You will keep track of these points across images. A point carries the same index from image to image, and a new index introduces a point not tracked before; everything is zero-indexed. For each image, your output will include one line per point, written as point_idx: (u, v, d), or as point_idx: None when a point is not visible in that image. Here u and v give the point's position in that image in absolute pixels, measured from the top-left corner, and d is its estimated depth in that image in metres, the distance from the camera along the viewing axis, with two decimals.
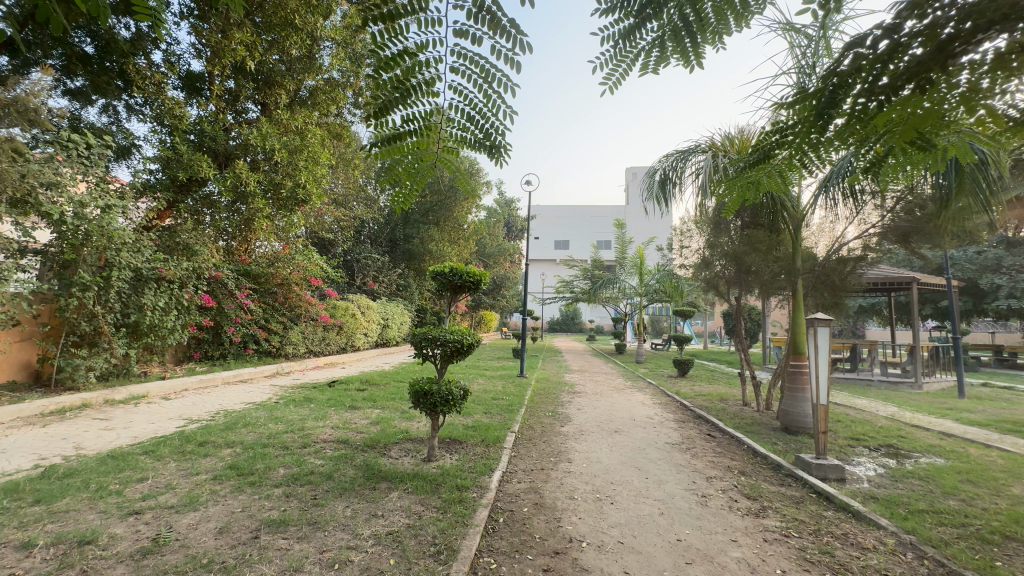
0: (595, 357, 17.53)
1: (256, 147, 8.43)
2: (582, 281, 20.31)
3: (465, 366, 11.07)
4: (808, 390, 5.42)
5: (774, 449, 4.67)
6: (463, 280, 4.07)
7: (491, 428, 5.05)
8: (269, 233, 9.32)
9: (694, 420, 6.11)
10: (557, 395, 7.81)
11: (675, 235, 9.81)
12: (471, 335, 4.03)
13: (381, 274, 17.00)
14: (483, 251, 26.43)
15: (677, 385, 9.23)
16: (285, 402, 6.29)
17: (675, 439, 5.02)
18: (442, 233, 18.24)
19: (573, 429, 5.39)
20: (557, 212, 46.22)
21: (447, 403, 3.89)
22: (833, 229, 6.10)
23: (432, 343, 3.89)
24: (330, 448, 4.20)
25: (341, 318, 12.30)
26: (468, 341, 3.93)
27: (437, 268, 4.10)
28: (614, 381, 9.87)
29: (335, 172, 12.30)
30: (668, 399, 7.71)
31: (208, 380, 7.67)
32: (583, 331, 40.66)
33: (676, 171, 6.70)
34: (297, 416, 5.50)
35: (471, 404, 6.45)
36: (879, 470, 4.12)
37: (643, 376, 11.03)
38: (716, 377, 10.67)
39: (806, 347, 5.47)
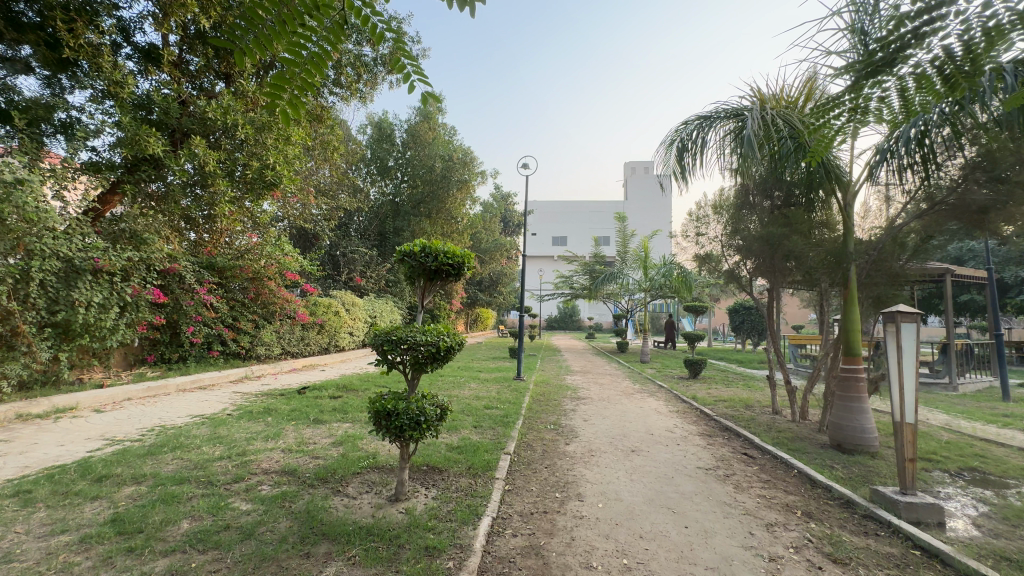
0: (596, 356, 16.61)
1: (216, 123, 7.41)
2: (582, 276, 19.35)
3: (456, 369, 10.11)
4: (865, 400, 4.48)
5: (835, 476, 3.72)
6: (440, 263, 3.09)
7: (480, 451, 4.09)
8: (237, 223, 8.33)
9: (724, 434, 5.15)
10: (559, 402, 6.86)
11: (689, 222, 8.86)
12: (451, 336, 3.09)
13: (369, 269, 16.06)
14: (479, 246, 25.47)
15: (691, 388, 8.29)
16: (239, 415, 5.31)
17: (708, 462, 4.07)
18: (434, 226, 17.26)
19: (581, 449, 4.42)
20: (555, 208, 45.27)
21: (418, 427, 2.92)
22: (886, 208, 5.16)
23: (397, 349, 2.92)
24: (269, 483, 3.23)
25: (323, 316, 11.34)
26: (446, 343, 2.99)
27: (405, 249, 3.11)
28: (621, 384, 8.94)
29: (314, 156, 11.28)
30: (686, 406, 6.75)
31: (157, 387, 6.66)
32: (582, 329, 39.89)
33: (697, 141, 5.76)
34: (245, 434, 4.52)
35: (458, 416, 5.49)
36: (981, 507, 3.19)
37: (651, 377, 10.09)
38: (731, 379, 9.75)
39: (863, 349, 4.53)
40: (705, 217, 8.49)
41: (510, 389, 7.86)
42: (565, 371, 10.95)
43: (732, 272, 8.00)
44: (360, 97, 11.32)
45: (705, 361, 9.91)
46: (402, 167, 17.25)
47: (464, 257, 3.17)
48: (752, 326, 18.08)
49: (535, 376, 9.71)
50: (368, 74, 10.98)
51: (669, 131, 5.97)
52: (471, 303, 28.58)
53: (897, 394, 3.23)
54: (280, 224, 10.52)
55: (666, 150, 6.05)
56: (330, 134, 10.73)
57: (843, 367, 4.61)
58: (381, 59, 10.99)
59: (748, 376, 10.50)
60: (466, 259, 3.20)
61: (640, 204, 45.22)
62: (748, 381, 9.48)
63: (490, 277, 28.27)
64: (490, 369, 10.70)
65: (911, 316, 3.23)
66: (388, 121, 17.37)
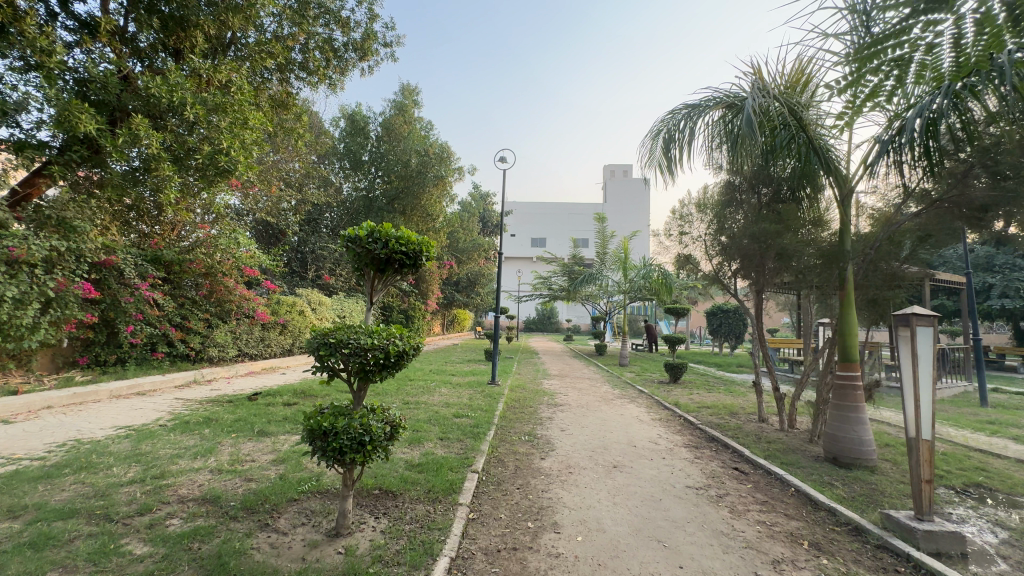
0: (574, 359, 16.28)
1: (162, 103, 6.68)
2: (560, 278, 18.98)
3: (427, 374, 9.55)
4: (863, 411, 4.15)
5: (837, 496, 3.36)
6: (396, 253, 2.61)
7: (443, 470, 3.59)
8: (186, 213, 7.61)
9: (712, 446, 4.78)
10: (534, 410, 6.40)
11: (671, 221, 8.54)
12: (404, 339, 2.58)
13: (338, 267, 15.32)
14: (456, 246, 24.90)
15: (673, 394, 7.96)
16: (171, 428, 4.66)
17: (698, 480, 3.66)
18: (409, 223, 16.63)
19: (558, 465, 3.97)
20: (534, 209, 45.00)
21: (361, 449, 2.40)
22: (881, 205, 4.88)
23: (339, 355, 2.39)
24: (182, 516, 2.67)
25: (285, 316, 10.63)
26: (398, 348, 2.48)
27: (354, 233, 2.60)
28: (600, 389, 8.56)
29: (277, 145, 10.56)
30: (669, 414, 6.38)
31: (85, 393, 5.93)
32: (559, 331, 39.65)
33: (684, 133, 5.40)
34: (172, 450, 3.91)
35: (423, 427, 4.96)
36: (1000, 532, 2.86)
37: (631, 382, 9.73)
38: (712, 384, 9.48)
39: (859, 354, 4.22)
40: (689, 215, 8.17)
41: (483, 395, 7.36)
42: (542, 375, 10.51)
43: (715, 273, 7.71)
44: (329, 85, 10.69)
45: (686, 366, 9.61)
46: (376, 162, 16.59)
47: (424, 248, 2.69)
48: (729, 329, 18.04)
49: (511, 380, 9.24)
50: (337, 60, 10.37)
51: (655, 121, 5.61)
52: (448, 304, 27.96)
53: (912, 406, 2.89)
54: (239, 217, 9.78)
55: (651, 140, 5.69)
56: (295, 122, 10.05)
57: (839, 374, 4.28)
58: (352, 45, 10.39)
59: (728, 380, 10.26)
60: (426, 249, 2.73)
61: (618, 207, 45.34)
62: (729, 386, 9.21)
63: (468, 277, 27.72)
64: (464, 372, 10.19)
65: (927, 319, 2.90)
66: (362, 113, 16.68)
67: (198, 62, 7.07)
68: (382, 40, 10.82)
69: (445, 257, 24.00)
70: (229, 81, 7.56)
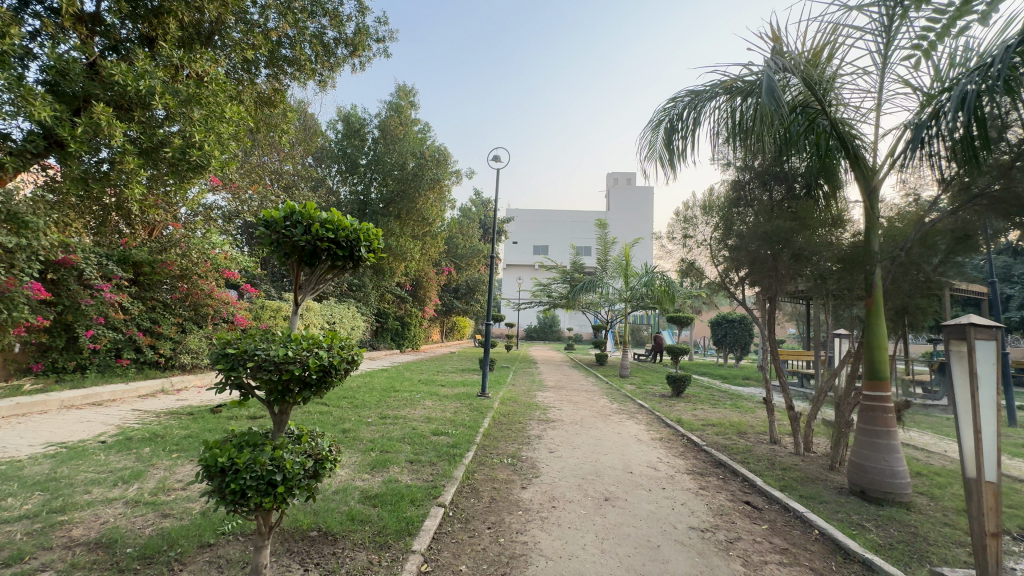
0: (573, 369, 15.69)
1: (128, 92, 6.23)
2: (560, 285, 18.46)
3: (414, 384, 9.01)
4: (897, 438, 3.57)
5: (872, 543, 2.79)
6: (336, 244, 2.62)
7: (402, 504, 3.05)
8: (157, 211, 7.14)
9: (719, 473, 4.21)
10: (523, 426, 5.85)
11: (675, 224, 8.01)
12: (333, 349, 2.05)
13: None
14: (454, 252, 24.46)
15: (675, 410, 7.38)
16: (108, 446, 4.15)
17: (704, 519, 3.10)
18: (404, 227, 16.20)
19: (540, 496, 3.41)
20: (536, 216, 44.59)
21: (272, 492, 1.85)
22: (912, 202, 4.34)
23: (244, 370, 1.88)
24: (60, 567, 2.15)
25: (268, 321, 10.16)
26: (322, 360, 1.95)
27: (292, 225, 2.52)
28: (597, 403, 7.99)
29: (263, 143, 10.12)
30: (670, 433, 5.81)
31: (32, 403, 5.43)
32: (561, 340, 39.04)
33: (687, 122, 4.89)
34: (94, 474, 3.39)
35: (393, 448, 4.43)
36: None
37: (631, 395, 9.16)
38: (718, 399, 8.89)
39: (890, 372, 3.65)
40: (694, 217, 7.64)
41: (470, 409, 6.80)
42: (537, 387, 9.95)
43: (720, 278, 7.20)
44: (319, 80, 10.28)
45: (689, 378, 9.04)
46: (371, 165, 16.18)
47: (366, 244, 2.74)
48: (735, 340, 17.43)
49: (503, 392, 8.70)
50: (326, 54, 9.96)
51: (655, 110, 5.10)
52: (447, 311, 27.46)
53: (972, 441, 2.33)
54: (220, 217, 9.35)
55: (651, 131, 5.18)
56: (281, 119, 9.64)
57: (865, 394, 3.73)
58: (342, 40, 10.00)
59: (735, 395, 9.65)
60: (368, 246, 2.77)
61: (622, 214, 44.85)
62: (736, 401, 8.61)
63: (467, 284, 27.23)
64: (454, 383, 9.65)
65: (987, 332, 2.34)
66: (358, 114, 16.32)
67: (171, 51, 6.65)
68: (375, 35, 10.42)
69: (443, 263, 23.55)
70: (204, 71, 7.12)
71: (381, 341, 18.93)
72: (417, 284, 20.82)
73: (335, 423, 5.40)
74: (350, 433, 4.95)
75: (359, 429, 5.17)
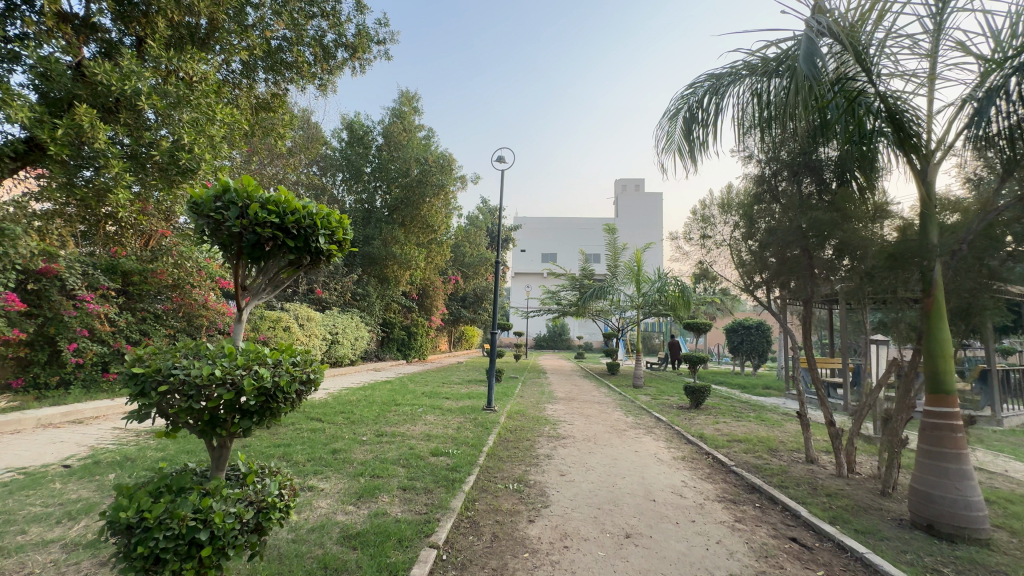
0: (584, 378, 15.15)
1: (114, 94, 5.95)
2: (570, 292, 18.00)
3: (417, 397, 8.57)
4: (970, 462, 3.05)
5: None
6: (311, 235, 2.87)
7: (387, 547, 2.58)
8: (150, 219, 6.78)
9: (755, 501, 3.68)
10: (531, 444, 5.36)
11: (692, 224, 7.53)
12: (280, 366, 1.95)
13: (332, 281, 14.62)
14: (462, 260, 24.13)
15: (695, 424, 6.84)
16: (72, 472, 3.75)
17: (746, 563, 2.60)
18: (409, 235, 15.90)
19: (550, 533, 2.93)
20: (545, 223, 44.25)
21: (194, 554, 1.42)
22: (969, 191, 3.82)
23: (155, 397, 1.76)
24: None
25: (266, 332, 9.83)
26: (262, 378, 1.83)
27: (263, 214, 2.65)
28: (611, 416, 7.47)
29: (262, 149, 9.85)
30: (694, 450, 5.28)
31: (5, 423, 5.07)
32: (570, 349, 38.43)
33: (709, 109, 4.42)
34: (40, 507, 2.98)
35: (387, 472, 3.97)
36: None
37: (647, 407, 8.62)
38: (739, 411, 8.33)
39: (956, 384, 3.16)
40: (713, 217, 7.15)
41: (475, 424, 6.33)
42: (547, 398, 9.46)
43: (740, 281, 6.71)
44: (320, 84, 10.02)
45: (709, 389, 8.49)
46: (376, 172, 15.92)
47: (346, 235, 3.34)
48: (752, 347, 16.79)
49: (510, 405, 8.23)
50: (327, 58, 9.70)
51: (672, 98, 4.64)
52: (454, 320, 27.09)
53: None
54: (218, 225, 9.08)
55: (668, 122, 4.74)
56: (280, 123, 9.40)
57: (926, 411, 3.22)
58: (341, 42, 9.77)
59: (757, 406, 9.08)
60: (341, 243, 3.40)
61: (631, 221, 44.35)
62: (760, 413, 8.03)
63: (474, 293, 26.81)
64: (460, 396, 9.20)
65: None
66: (362, 122, 16.13)
67: (159, 50, 6.38)
68: (375, 37, 10.18)
69: (450, 272, 23.22)
70: (196, 71, 6.84)
71: (387, 352, 18.57)
72: (424, 294, 20.48)
73: (325, 442, 4.96)
74: (340, 454, 4.51)
75: (352, 449, 4.72)
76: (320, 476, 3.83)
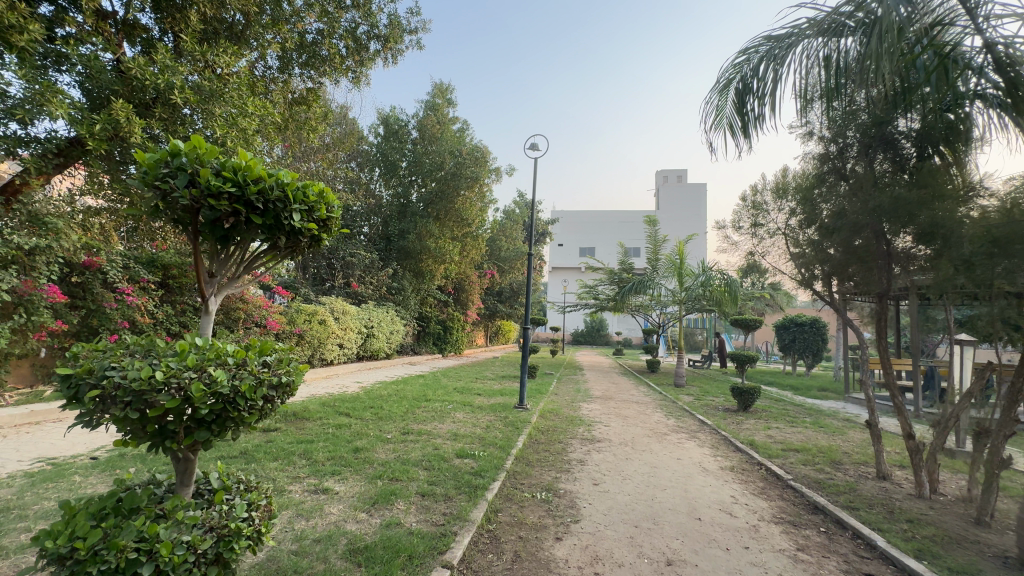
0: (622, 376, 14.63)
1: (150, 89, 6.03)
2: (608, 286, 17.44)
3: (449, 393, 8.41)
4: None
5: None
6: (279, 210, 2.66)
7: (395, 565, 2.32)
8: None
9: (819, 525, 3.19)
10: (564, 447, 5.02)
11: (742, 212, 6.93)
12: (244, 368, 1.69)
13: (368, 274, 14.72)
14: (497, 254, 23.96)
15: (744, 429, 6.29)
16: (95, 464, 3.73)
17: None
18: (443, 229, 15.84)
19: (579, 555, 2.60)
20: (583, 217, 43.46)
21: None
22: None
23: (90, 404, 1.53)
24: None
25: (303, 325, 9.94)
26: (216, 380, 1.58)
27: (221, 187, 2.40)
28: (651, 418, 7.02)
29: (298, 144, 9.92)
30: (743, 460, 4.79)
31: (48, 411, 5.23)
32: (609, 344, 37.61)
33: (767, 76, 3.88)
34: (53, 502, 2.91)
35: (406, 475, 3.74)
36: None
37: (689, 409, 8.09)
38: (793, 415, 7.66)
39: None
40: (764, 202, 6.56)
41: (505, 423, 6.06)
42: (582, 397, 9.06)
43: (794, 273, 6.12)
44: (353, 77, 9.99)
45: (759, 390, 7.86)
46: (411, 166, 15.92)
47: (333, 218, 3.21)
48: (805, 346, 15.71)
49: (543, 403, 7.91)
50: (359, 50, 9.65)
51: (723, 67, 4.12)
52: (490, 314, 26.97)
53: None
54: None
55: (717, 94, 4.23)
56: (314, 118, 9.43)
57: None
58: (374, 34, 9.66)
59: (813, 411, 8.34)
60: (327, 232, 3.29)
61: (672, 213, 42.88)
62: (817, 418, 7.34)
63: (510, 287, 26.57)
64: (492, 392, 8.96)
65: None
66: (397, 116, 16.16)
67: (193, 45, 6.43)
68: (408, 26, 10.03)
69: (486, 266, 23.06)
70: (230, 65, 6.87)
71: (423, 346, 18.62)
72: (459, 288, 20.41)
73: (349, 440, 4.80)
74: (362, 453, 4.32)
75: (375, 448, 4.53)
76: (337, 477, 3.64)
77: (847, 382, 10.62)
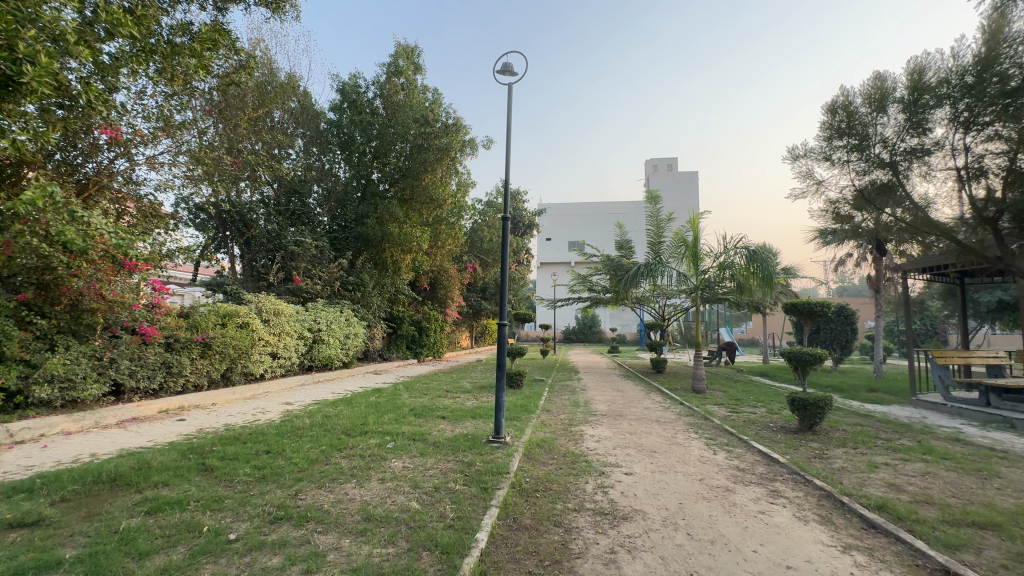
0: (625, 380, 12.35)
1: None
2: (603, 276, 15.22)
3: (397, 422, 6.00)
4: None
5: None
6: None
7: None
8: None
9: None
10: (566, 545, 2.66)
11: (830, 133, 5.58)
12: None
13: (316, 267, 12.40)
14: (479, 246, 21.65)
15: (844, 473, 3.98)
16: None
17: None
18: (410, 213, 13.62)
19: None
20: (571, 210, 41.27)
21: None
22: None
23: None
24: None
25: (212, 333, 7.54)
26: None
27: None
28: (690, 453, 4.69)
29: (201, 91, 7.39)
30: (912, 564, 2.47)
31: None
32: (602, 342, 35.57)
33: None
34: None
35: None
36: None
37: (733, 431, 5.78)
38: (883, 437, 5.40)
39: None
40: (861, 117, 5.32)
41: (468, 482, 3.68)
42: (583, 415, 6.74)
43: (862, 194, 5.40)
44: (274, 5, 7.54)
45: (829, 402, 5.62)
46: (374, 141, 13.46)
47: None
48: (833, 337, 13.59)
49: (530, 431, 5.54)
50: None
51: None
52: (474, 314, 24.65)
53: None
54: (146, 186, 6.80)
55: None
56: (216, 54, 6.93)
57: None
58: None
59: (896, 425, 6.14)
60: None
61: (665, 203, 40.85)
62: (923, 443, 5.10)
63: (495, 283, 24.25)
64: (460, 413, 6.61)
65: None
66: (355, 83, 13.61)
67: None
68: None
69: (466, 260, 20.74)
70: None
71: (395, 351, 16.20)
72: (435, 284, 18.06)
73: (138, 560, 2.38)
74: None
75: None
76: None
77: (911, 381, 8.48)
